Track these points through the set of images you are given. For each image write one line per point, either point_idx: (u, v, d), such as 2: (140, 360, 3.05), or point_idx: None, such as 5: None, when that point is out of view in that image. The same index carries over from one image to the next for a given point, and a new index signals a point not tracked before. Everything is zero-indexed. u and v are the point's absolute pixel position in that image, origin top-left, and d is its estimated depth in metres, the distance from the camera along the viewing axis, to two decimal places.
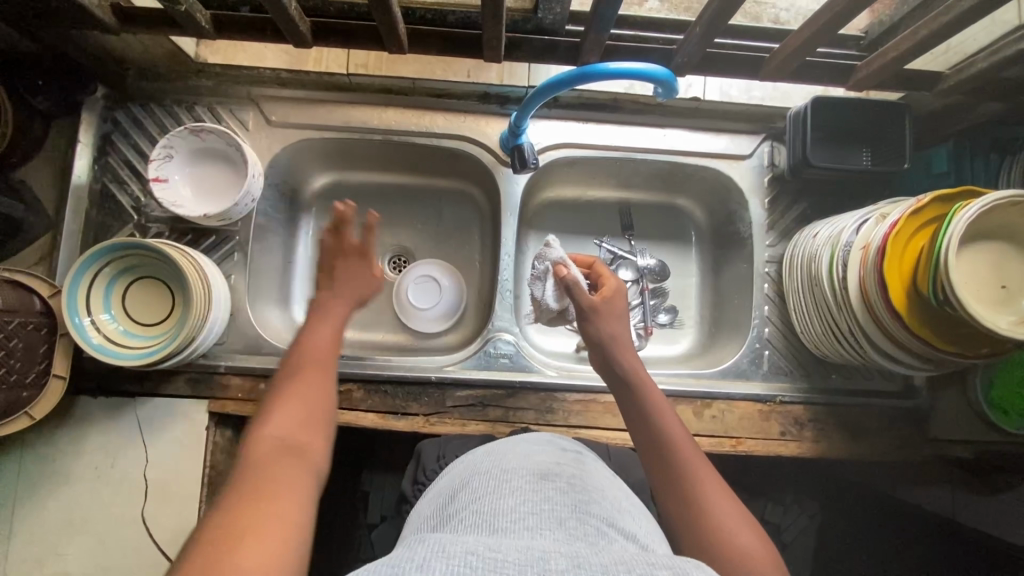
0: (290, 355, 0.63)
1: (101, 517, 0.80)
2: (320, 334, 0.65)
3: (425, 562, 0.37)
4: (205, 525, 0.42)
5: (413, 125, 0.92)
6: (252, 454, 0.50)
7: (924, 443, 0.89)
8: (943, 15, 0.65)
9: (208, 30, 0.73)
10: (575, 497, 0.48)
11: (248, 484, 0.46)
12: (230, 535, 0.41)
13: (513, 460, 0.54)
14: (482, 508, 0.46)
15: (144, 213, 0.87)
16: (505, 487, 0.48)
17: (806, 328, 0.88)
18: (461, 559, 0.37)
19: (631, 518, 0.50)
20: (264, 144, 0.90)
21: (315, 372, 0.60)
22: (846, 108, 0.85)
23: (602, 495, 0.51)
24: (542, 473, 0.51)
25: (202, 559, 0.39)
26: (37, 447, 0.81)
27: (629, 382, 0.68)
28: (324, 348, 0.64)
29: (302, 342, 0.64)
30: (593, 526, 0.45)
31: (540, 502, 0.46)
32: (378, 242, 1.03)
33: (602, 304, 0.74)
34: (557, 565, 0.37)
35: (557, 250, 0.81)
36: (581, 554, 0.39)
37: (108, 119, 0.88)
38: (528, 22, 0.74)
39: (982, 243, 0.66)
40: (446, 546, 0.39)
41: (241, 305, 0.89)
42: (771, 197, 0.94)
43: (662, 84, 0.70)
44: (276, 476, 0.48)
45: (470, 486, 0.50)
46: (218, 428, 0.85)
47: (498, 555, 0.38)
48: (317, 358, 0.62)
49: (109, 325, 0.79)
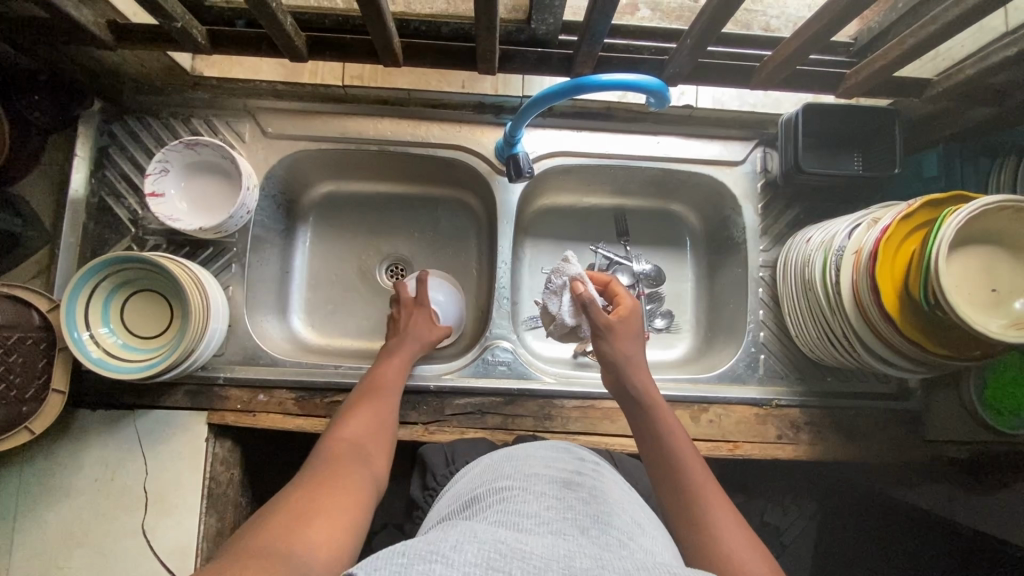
0: (361, 386, 0.78)
1: (101, 529, 0.80)
2: (387, 370, 0.80)
3: (458, 544, 0.38)
4: (289, 491, 0.54)
5: (410, 135, 0.92)
6: (327, 453, 0.63)
7: (918, 444, 0.90)
8: (929, 24, 0.67)
9: (205, 45, 0.74)
10: (594, 506, 0.49)
11: (321, 473, 0.58)
12: (308, 502, 0.52)
13: (534, 467, 0.55)
14: (506, 506, 0.47)
15: (142, 225, 0.88)
16: (531, 491, 0.50)
17: (801, 333, 0.88)
18: (491, 546, 0.38)
19: (647, 532, 0.51)
20: (262, 155, 0.91)
21: (382, 399, 0.75)
22: (836, 114, 0.86)
23: (621, 507, 0.52)
24: (565, 482, 0.53)
25: (284, 513, 0.50)
26: (36, 461, 0.81)
27: (640, 405, 0.70)
28: (390, 380, 0.78)
29: (373, 376, 0.79)
30: (615, 535, 0.45)
31: (563, 509, 0.47)
32: (376, 251, 1.03)
33: (620, 318, 0.75)
34: (583, 565, 0.38)
35: (576, 265, 0.79)
36: (604, 558, 0.40)
37: (104, 133, 0.89)
38: (522, 33, 0.75)
39: (987, 241, 0.68)
40: (476, 533, 0.40)
41: (239, 316, 0.89)
42: (764, 203, 0.95)
43: (655, 95, 0.71)
44: (346, 472, 0.59)
45: (492, 489, 0.52)
46: (218, 438, 0.86)
47: (526, 547, 0.39)
48: (382, 387, 0.77)
49: (108, 338, 0.79)
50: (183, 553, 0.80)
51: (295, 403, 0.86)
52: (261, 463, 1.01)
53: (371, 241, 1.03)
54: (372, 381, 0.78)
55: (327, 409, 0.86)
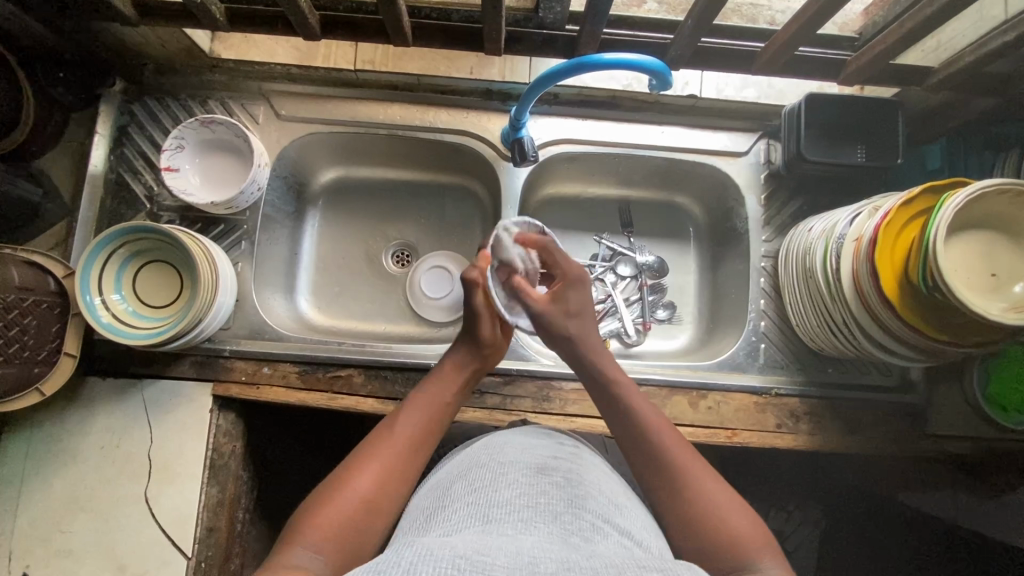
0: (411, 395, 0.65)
1: (106, 494, 0.81)
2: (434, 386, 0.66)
3: (411, 568, 0.37)
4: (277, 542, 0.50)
5: (418, 120, 0.95)
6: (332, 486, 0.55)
7: (921, 438, 0.89)
8: (927, 7, 0.69)
9: (222, 23, 0.77)
10: (569, 491, 0.50)
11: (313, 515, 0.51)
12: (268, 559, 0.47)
13: (510, 454, 0.56)
14: (477, 502, 0.48)
15: (156, 202, 0.91)
16: (502, 480, 0.50)
17: (803, 323, 0.88)
18: (448, 563, 0.37)
19: (625, 513, 0.51)
20: (274, 136, 0.93)
21: (411, 439, 0.59)
22: (839, 105, 0.87)
23: (597, 489, 0.52)
24: (540, 467, 0.53)
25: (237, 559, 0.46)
26: (45, 426, 0.83)
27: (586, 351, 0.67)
28: (435, 404, 0.64)
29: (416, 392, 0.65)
30: (588, 521, 0.46)
31: (536, 496, 0.48)
32: (382, 236, 1.05)
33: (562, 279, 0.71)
34: (548, 568, 0.38)
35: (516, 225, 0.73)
36: (571, 556, 0.40)
37: (124, 112, 0.92)
38: (530, 21, 0.77)
39: (972, 245, 0.67)
40: (434, 550, 0.39)
41: (247, 292, 0.91)
42: (768, 194, 0.96)
43: (656, 76, 0.73)
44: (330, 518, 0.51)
45: (466, 480, 0.52)
46: (222, 411, 0.87)
47: (487, 556, 0.39)
48: (422, 405, 0.63)
49: (119, 305, 0.81)
50: (185, 520, 0.81)
51: (298, 377, 0.87)
52: (264, 442, 1.03)
53: (379, 226, 1.06)
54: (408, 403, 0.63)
55: (329, 384, 0.87)
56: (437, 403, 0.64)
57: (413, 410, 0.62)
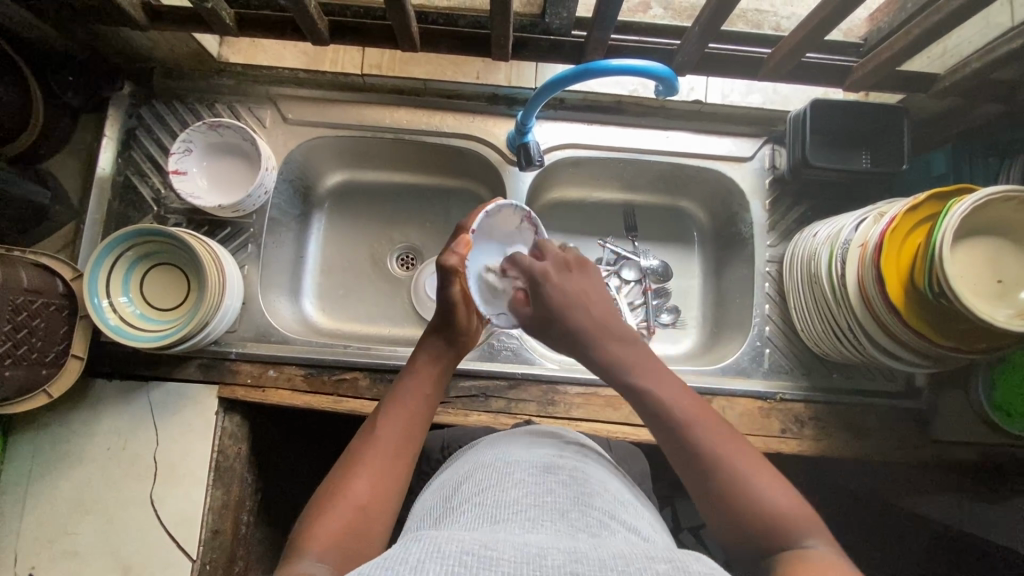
0: (394, 392, 0.63)
1: (112, 496, 0.82)
2: (414, 381, 0.64)
3: (418, 565, 0.37)
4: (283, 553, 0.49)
5: (424, 124, 0.95)
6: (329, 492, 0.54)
7: (927, 444, 0.88)
8: (933, 15, 0.69)
9: (232, 28, 0.77)
10: (576, 489, 0.50)
11: (315, 523, 0.51)
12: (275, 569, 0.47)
13: (516, 454, 0.56)
14: (484, 501, 0.48)
15: (163, 204, 0.91)
16: (509, 479, 0.50)
17: (807, 328, 0.88)
18: (455, 560, 0.37)
19: (632, 511, 0.51)
20: (281, 140, 0.94)
21: (399, 438, 0.59)
22: (845, 110, 0.87)
23: (603, 488, 0.52)
24: (546, 466, 0.53)
25: None
26: (52, 428, 0.83)
27: (587, 332, 0.65)
28: (419, 399, 0.63)
29: (399, 390, 0.63)
30: (595, 519, 0.46)
31: (543, 494, 0.48)
32: (388, 239, 1.06)
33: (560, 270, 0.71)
34: (555, 560, 0.38)
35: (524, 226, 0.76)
36: (578, 550, 0.40)
37: (132, 115, 0.92)
38: (536, 27, 0.77)
39: (977, 245, 0.68)
40: (441, 546, 0.39)
41: (253, 294, 0.91)
42: (772, 199, 0.96)
43: (662, 81, 0.74)
44: (331, 523, 0.51)
45: (472, 480, 0.52)
46: (227, 413, 0.87)
47: (494, 551, 0.39)
48: (406, 402, 0.62)
49: (126, 307, 0.81)
50: (190, 522, 0.81)
51: (304, 379, 0.88)
52: (269, 444, 1.03)
53: (384, 230, 1.06)
54: (392, 402, 0.62)
55: (334, 386, 0.87)
56: (421, 397, 0.63)
57: (396, 409, 0.61)
